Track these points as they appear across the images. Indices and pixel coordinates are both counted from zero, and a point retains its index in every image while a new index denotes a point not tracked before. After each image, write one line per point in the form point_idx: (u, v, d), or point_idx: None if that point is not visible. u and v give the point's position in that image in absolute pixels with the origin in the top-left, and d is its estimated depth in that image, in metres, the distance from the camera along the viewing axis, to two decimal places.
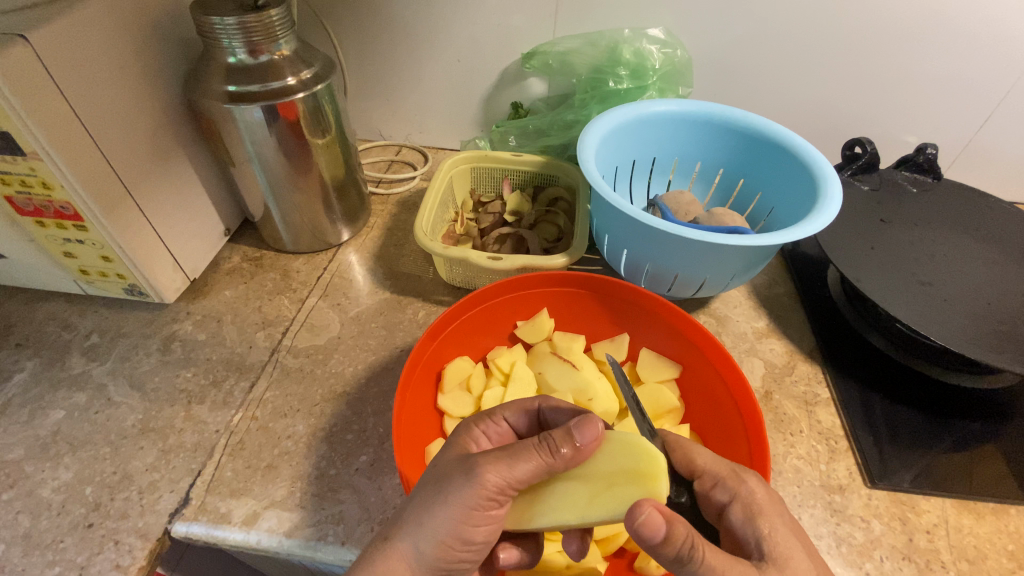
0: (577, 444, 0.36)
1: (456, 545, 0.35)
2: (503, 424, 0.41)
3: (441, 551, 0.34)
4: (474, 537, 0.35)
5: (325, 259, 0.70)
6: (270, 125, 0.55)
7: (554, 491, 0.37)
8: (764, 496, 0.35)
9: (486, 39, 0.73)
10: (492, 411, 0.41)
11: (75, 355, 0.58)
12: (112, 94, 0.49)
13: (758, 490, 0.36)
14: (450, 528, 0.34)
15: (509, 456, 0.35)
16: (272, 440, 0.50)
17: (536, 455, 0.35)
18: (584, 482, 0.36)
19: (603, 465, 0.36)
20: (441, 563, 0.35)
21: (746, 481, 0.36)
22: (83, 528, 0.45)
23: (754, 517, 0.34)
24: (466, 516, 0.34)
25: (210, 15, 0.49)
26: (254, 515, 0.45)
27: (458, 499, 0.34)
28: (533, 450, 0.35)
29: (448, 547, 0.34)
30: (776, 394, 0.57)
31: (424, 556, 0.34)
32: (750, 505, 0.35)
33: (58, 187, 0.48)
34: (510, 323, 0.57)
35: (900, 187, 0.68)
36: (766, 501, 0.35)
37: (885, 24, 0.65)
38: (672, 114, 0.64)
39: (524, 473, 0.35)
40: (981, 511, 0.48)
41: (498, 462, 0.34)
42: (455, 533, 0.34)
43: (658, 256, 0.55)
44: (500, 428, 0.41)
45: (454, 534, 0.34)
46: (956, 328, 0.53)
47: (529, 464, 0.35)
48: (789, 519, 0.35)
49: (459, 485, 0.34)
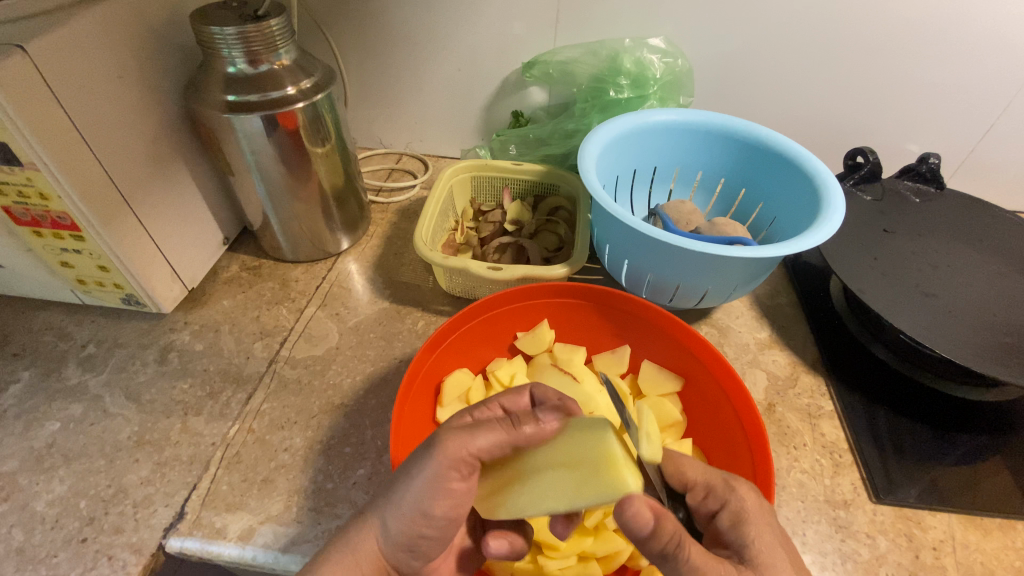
0: (540, 421, 0.37)
1: (418, 520, 0.36)
2: (499, 411, 0.40)
3: (406, 523, 0.36)
4: (436, 511, 0.36)
5: (324, 268, 0.69)
6: (269, 134, 0.55)
7: (536, 480, 0.36)
8: (754, 502, 0.35)
9: (486, 49, 0.73)
10: (489, 399, 0.41)
11: (72, 365, 0.58)
12: (110, 103, 0.49)
13: (748, 497, 0.35)
14: (414, 498, 0.35)
15: (472, 428, 0.36)
16: (269, 453, 0.50)
17: (498, 427, 0.36)
18: (567, 469, 0.34)
19: (580, 452, 0.34)
20: (405, 537, 0.36)
21: (736, 489, 0.35)
22: (77, 542, 0.44)
23: (743, 524, 0.34)
24: (430, 486, 0.35)
25: (209, 25, 0.49)
26: (249, 530, 0.45)
27: (422, 469, 0.35)
28: (496, 422, 0.36)
29: (411, 520, 0.36)
30: (779, 406, 0.56)
31: (389, 529, 0.36)
32: (738, 513, 0.34)
33: (55, 198, 0.48)
34: (510, 335, 0.57)
35: (902, 197, 0.68)
36: (756, 509, 0.34)
37: (885, 36, 0.65)
38: (673, 124, 0.64)
39: (487, 446, 0.36)
40: (988, 527, 0.47)
41: (461, 431, 0.36)
42: (417, 506, 0.35)
43: (661, 268, 0.55)
44: (494, 415, 0.40)
45: (419, 506, 0.36)
46: (961, 341, 0.52)
47: (491, 435, 0.36)
48: (779, 527, 0.34)
49: (426, 455, 0.35)
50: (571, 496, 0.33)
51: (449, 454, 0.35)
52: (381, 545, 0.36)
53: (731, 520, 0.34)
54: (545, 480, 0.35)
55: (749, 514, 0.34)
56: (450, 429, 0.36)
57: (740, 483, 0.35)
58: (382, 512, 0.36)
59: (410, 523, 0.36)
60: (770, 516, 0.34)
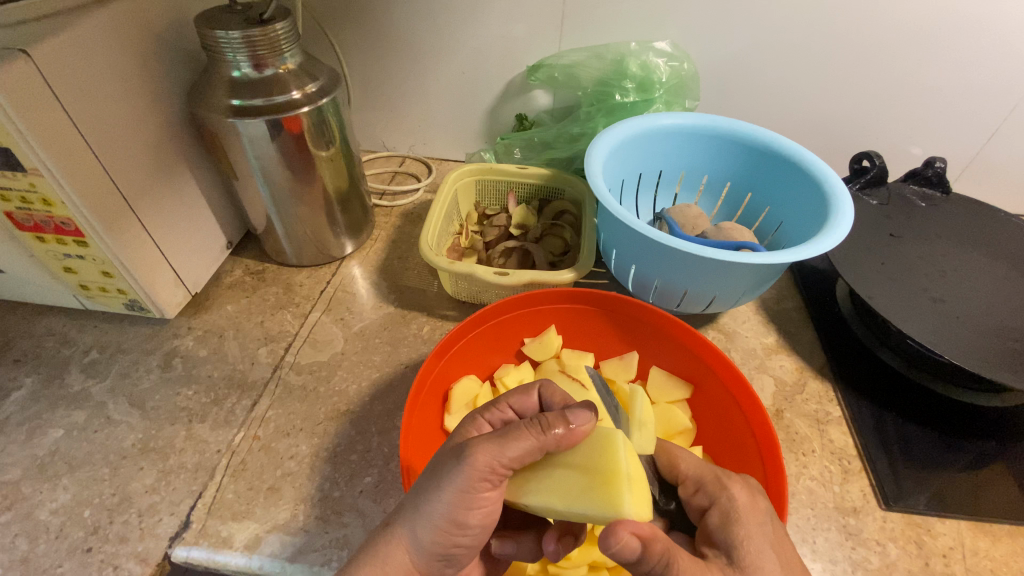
0: (570, 424, 0.36)
1: (452, 529, 0.35)
2: (509, 411, 0.40)
3: (439, 535, 0.34)
4: (470, 520, 0.35)
5: (328, 272, 0.69)
6: (274, 138, 0.54)
7: (548, 476, 0.36)
8: (746, 500, 0.34)
9: (490, 52, 0.73)
10: (498, 401, 0.41)
11: (74, 372, 0.57)
12: (113, 107, 0.48)
13: (739, 496, 0.34)
14: (446, 511, 0.34)
15: (501, 438, 0.34)
16: (275, 461, 0.49)
17: (528, 433, 0.35)
18: (580, 473, 0.35)
19: (595, 460, 0.35)
20: (438, 547, 0.35)
21: (729, 487, 0.34)
22: (81, 552, 0.44)
23: (731, 523, 0.33)
24: (463, 499, 0.34)
25: (214, 29, 0.49)
26: (256, 539, 0.44)
27: (451, 483, 0.33)
28: (527, 429, 0.35)
29: (445, 531, 0.34)
30: (787, 412, 0.56)
31: (422, 541, 0.34)
32: (727, 511, 0.33)
33: (59, 204, 0.47)
34: (517, 342, 0.56)
35: (908, 201, 0.68)
36: (747, 508, 0.33)
37: (889, 40, 0.65)
38: (679, 128, 0.63)
39: (518, 456, 0.34)
40: (998, 533, 0.47)
41: (489, 442, 0.34)
42: (451, 516, 0.34)
43: (669, 273, 0.54)
44: (504, 415, 0.40)
45: (453, 517, 0.34)
46: (968, 346, 0.52)
47: (524, 442, 0.34)
48: (773, 527, 0.33)
49: (453, 468, 0.34)
50: (574, 498, 0.34)
51: (481, 468, 0.33)
52: (412, 556, 0.35)
53: (720, 517, 0.33)
54: (557, 475, 0.36)
55: (738, 512, 0.33)
56: (477, 441, 0.34)
57: (733, 483, 0.35)
58: (412, 525, 0.34)
59: (441, 535, 0.34)
60: (764, 514, 0.33)
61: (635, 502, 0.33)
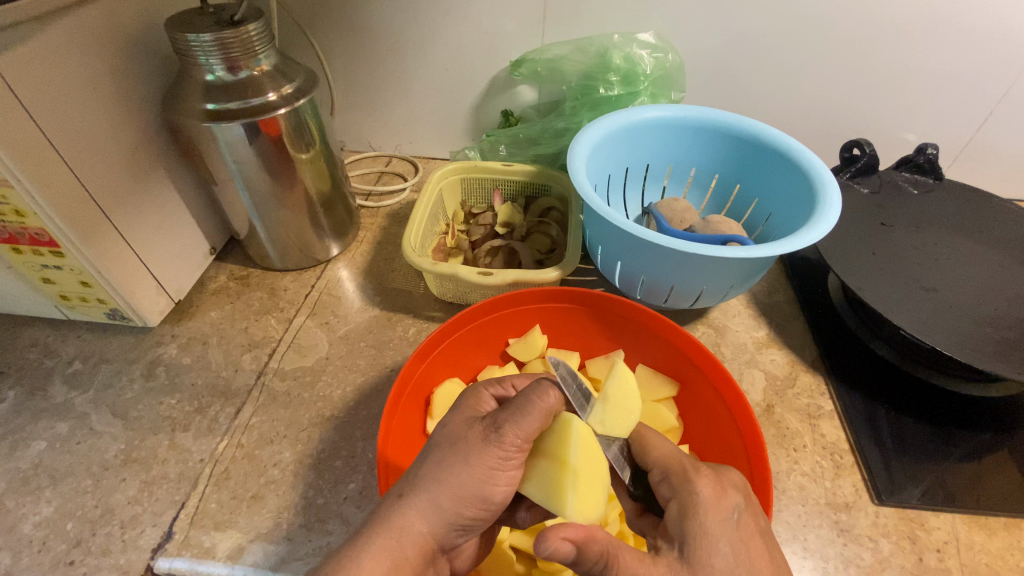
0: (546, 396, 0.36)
1: (445, 533, 0.34)
2: (513, 389, 0.41)
3: (464, 501, 0.34)
4: (492, 495, 0.35)
5: (313, 276, 0.68)
6: (251, 141, 0.54)
7: (539, 468, 0.36)
8: (711, 497, 0.32)
9: (473, 47, 0.72)
10: (502, 379, 0.42)
11: (58, 383, 0.57)
12: (83, 114, 0.47)
13: (704, 491, 0.32)
14: (438, 516, 0.33)
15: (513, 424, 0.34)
16: (258, 469, 0.49)
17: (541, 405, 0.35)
18: (557, 469, 0.35)
19: (567, 454, 0.36)
20: (458, 515, 0.34)
21: (694, 483, 0.32)
22: (64, 566, 0.43)
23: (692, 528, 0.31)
24: (488, 475, 0.34)
25: (185, 32, 0.48)
26: (239, 549, 0.44)
27: (477, 459, 0.34)
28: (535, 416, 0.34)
29: (435, 533, 0.33)
30: (778, 407, 0.55)
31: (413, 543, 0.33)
32: (687, 503, 0.32)
33: (31, 214, 0.47)
34: (502, 342, 0.56)
35: (900, 188, 0.67)
36: (711, 503, 0.31)
37: (876, 25, 0.64)
38: (663, 121, 0.62)
39: (538, 426, 0.36)
40: (994, 526, 0.46)
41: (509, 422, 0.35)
42: (443, 523, 0.34)
43: (654, 268, 0.53)
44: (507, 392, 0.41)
45: (477, 492, 0.34)
46: (959, 335, 0.51)
47: (537, 410, 0.36)
48: (740, 522, 0.31)
49: (476, 443, 0.34)
50: (548, 491, 0.35)
51: (506, 442, 0.35)
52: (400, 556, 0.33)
53: (680, 512, 0.32)
54: (544, 471, 0.36)
55: (700, 507, 0.31)
56: (499, 419, 0.35)
57: (698, 478, 0.33)
58: (431, 495, 0.34)
59: (458, 503, 0.34)
60: (729, 511, 0.31)
61: (602, 421, 0.39)
